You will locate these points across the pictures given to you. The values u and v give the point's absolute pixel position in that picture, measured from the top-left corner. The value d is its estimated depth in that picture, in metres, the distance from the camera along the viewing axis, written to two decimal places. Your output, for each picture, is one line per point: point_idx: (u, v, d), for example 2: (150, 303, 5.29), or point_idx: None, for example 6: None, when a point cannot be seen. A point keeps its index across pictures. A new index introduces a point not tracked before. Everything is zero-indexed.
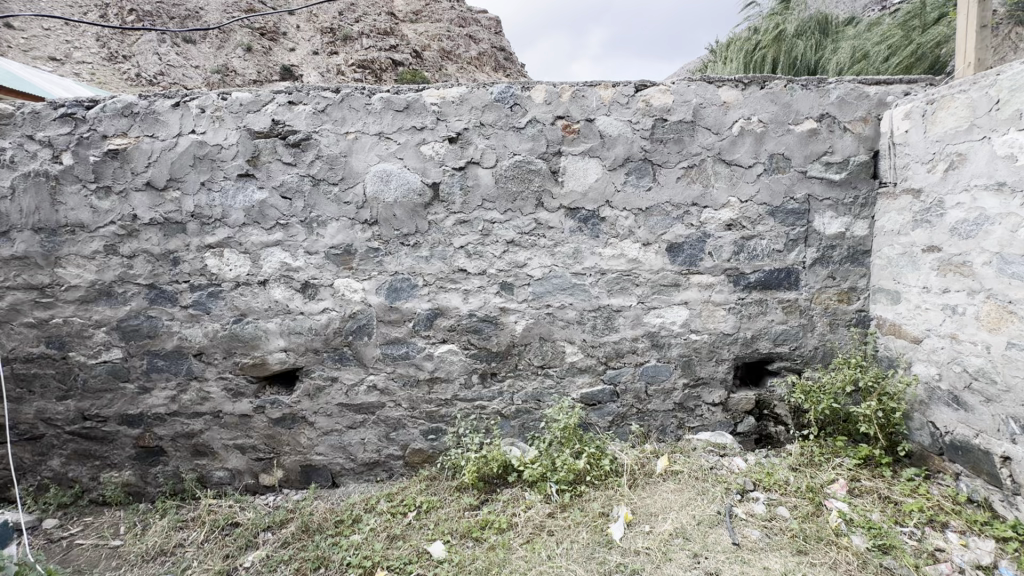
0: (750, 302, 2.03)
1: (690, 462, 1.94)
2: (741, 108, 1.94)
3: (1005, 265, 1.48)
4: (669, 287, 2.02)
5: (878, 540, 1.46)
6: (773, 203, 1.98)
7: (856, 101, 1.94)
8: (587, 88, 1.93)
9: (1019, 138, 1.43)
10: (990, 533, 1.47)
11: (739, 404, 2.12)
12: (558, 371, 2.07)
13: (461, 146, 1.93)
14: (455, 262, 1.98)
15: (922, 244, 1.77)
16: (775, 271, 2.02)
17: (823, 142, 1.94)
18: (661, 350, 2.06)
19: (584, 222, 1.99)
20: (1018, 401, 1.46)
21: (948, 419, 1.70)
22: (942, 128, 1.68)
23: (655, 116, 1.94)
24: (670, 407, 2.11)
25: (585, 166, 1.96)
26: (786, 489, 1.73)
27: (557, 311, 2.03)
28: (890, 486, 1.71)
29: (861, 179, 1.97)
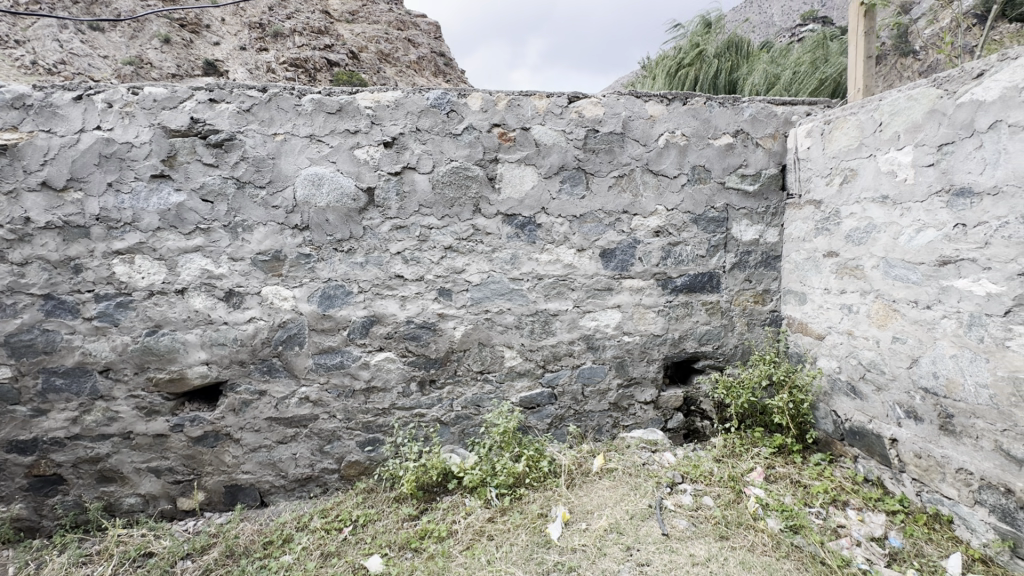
0: (677, 304, 2.15)
1: (624, 459, 2.02)
2: (666, 122, 2.06)
3: (889, 268, 1.67)
4: (602, 291, 2.10)
5: (789, 521, 1.59)
6: (696, 211, 2.11)
7: (765, 119, 2.12)
8: (522, 97, 1.97)
9: (898, 156, 1.62)
10: (882, 507, 1.65)
11: (669, 401, 2.23)
12: (497, 376, 2.09)
13: (397, 151, 1.91)
14: (392, 268, 1.95)
15: (823, 249, 1.96)
16: (699, 275, 2.15)
17: (738, 156, 2.10)
18: (597, 352, 2.14)
19: (520, 228, 2.02)
20: (902, 389, 1.64)
21: (847, 407, 1.88)
22: (837, 146, 1.87)
23: (587, 127, 2.02)
24: (606, 407, 2.19)
25: (521, 173, 2.00)
26: (710, 479, 1.84)
27: (495, 316, 2.05)
28: (800, 471, 1.87)
29: (771, 190, 2.16)
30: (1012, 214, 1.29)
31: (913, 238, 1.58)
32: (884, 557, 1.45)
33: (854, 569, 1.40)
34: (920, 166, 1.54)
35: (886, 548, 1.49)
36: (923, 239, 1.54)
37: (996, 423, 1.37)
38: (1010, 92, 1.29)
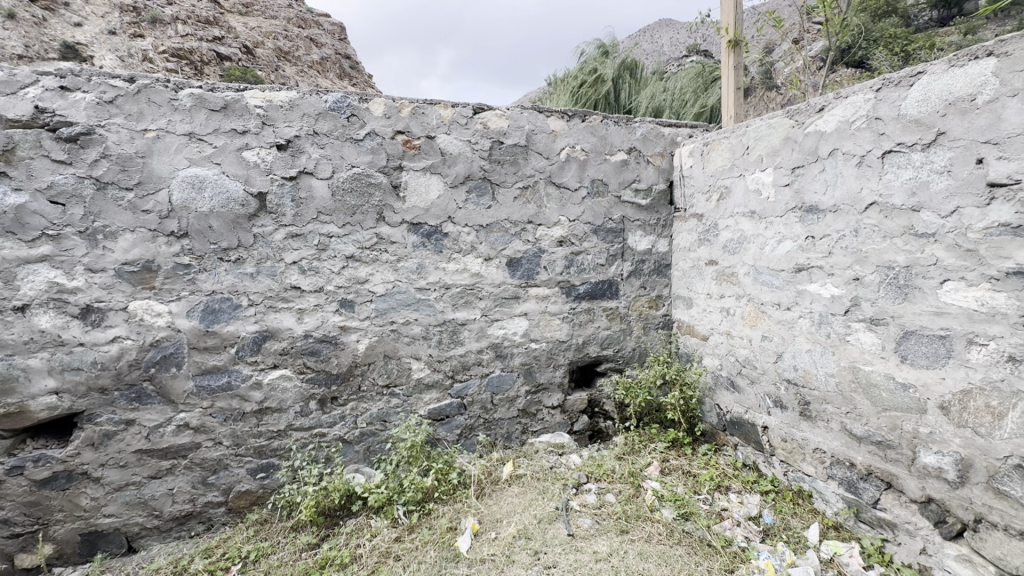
0: (580, 311, 2.25)
1: (532, 464, 2.06)
2: (567, 137, 2.15)
3: (757, 275, 1.89)
4: (509, 300, 2.14)
5: (681, 510, 1.72)
6: (596, 222, 2.23)
7: (654, 139, 2.30)
8: (426, 105, 1.96)
9: (762, 176, 1.84)
10: (757, 489, 1.84)
11: (575, 404, 2.32)
12: (405, 389, 2.03)
13: (292, 154, 1.79)
14: (287, 279, 1.81)
15: (705, 258, 2.16)
16: (599, 283, 2.27)
17: (632, 172, 2.26)
18: (505, 360, 2.16)
19: (427, 238, 1.99)
20: (771, 381, 1.85)
21: (728, 400, 2.08)
22: (714, 165, 2.08)
23: (492, 138, 2.05)
24: (515, 414, 2.22)
25: (427, 182, 1.98)
26: (612, 477, 1.94)
27: (401, 327, 1.99)
28: (690, 462, 2.03)
29: (661, 204, 2.35)
30: (847, 228, 1.52)
31: (775, 248, 1.79)
32: (759, 534, 1.62)
33: (735, 548, 1.54)
34: (779, 185, 1.76)
35: (760, 525, 1.66)
36: (783, 249, 1.76)
37: (842, 407, 1.59)
38: (844, 125, 1.52)
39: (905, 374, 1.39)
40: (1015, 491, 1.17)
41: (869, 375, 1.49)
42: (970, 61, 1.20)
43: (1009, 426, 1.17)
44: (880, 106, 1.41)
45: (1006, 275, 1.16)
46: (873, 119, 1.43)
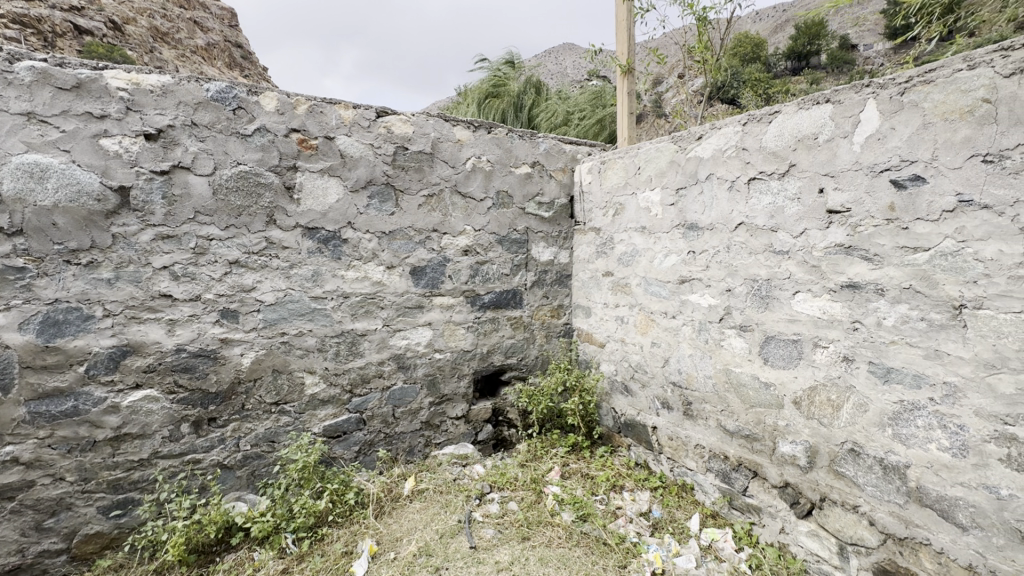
0: (485, 320, 2.26)
1: (435, 478, 2.02)
2: (473, 147, 2.17)
3: (647, 285, 2.03)
4: (413, 309, 2.08)
5: (580, 511, 1.79)
6: (500, 233, 2.26)
7: (556, 154, 2.40)
8: (325, 104, 1.85)
9: (651, 196, 1.99)
10: (647, 485, 1.97)
11: (479, 414, 2.31)
12: (296, 406, 1.89)
13: (163, 146, 1.59)
14: (155, 286, 1.60)
15: (603, 269, 2.29)
16: (504, 292, 2.30)
17: (535, 185, 2.34)
18: (408, 371, 2.10)
19: (324, 243, 1.88)
20: (659, 384, 2.00)
21: (622, 403, 2.21)
22: (610, 183, 2.22)
23: (396, 143, 2.00)
24: (418, 426, 2.16)
25: (324, 185, 1.87)
26: (515, 485, 1.96)
27: (293, 338, 1.85)
28: (589, 464, 2.13)
29: (562, 218, 2.45)
30: (721, 244, 1.70)
31: (662, 261, 1.95)
32: (649, 528, 1.73)
33: (627, 544, 1.63)
34: (666, 205, 1.93)
35: (650, 519, 1.77)
36: (669, 262, 1.92)
37: (717, 405, 1.76)
38: (718, 152, 1.70)
39: (767, 374, 1.58)
40: (849, 471, 1.38)
41: (739, 376, 1.67)
42: (814, 105, 1.40)
43: (844, 415, 1.38)
44: (746, 138, 1.60)
45: (841, 288, 1.37)
46: (741, 149, 1.62)
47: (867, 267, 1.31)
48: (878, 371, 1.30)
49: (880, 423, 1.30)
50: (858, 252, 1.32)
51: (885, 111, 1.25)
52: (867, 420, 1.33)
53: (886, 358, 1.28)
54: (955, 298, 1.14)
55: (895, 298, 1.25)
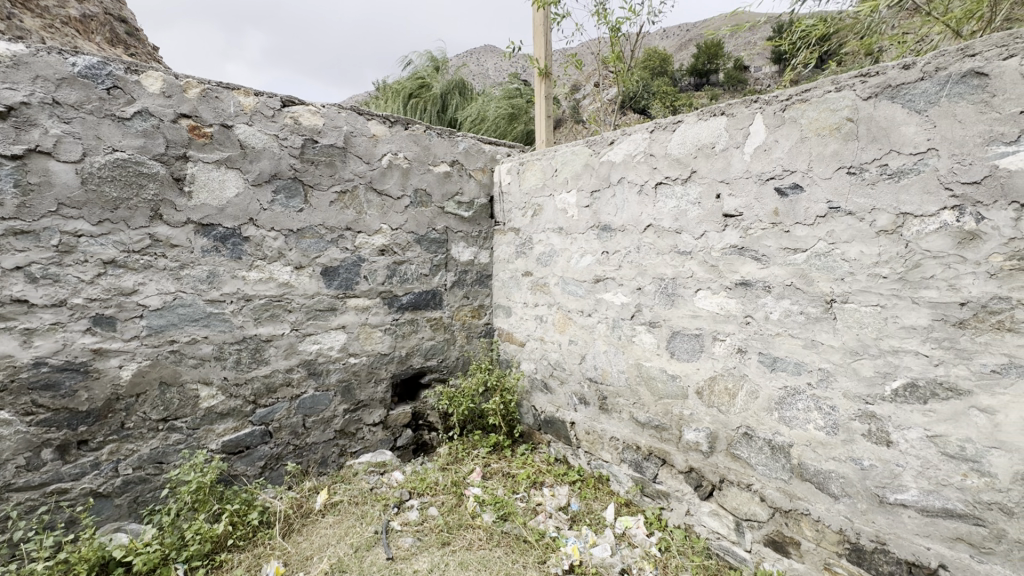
0: (403, 322, 2.19)
1: (350, 488, 1.92)
2: (389, 143, 2.09)
3: (565, 285, 2.09)
4: (325, 312, 1.97)
5: (500, 511, 1.79)
6: (419, 232, 2.21)
7: (476, 154, 2.39)
8: (221, 89, 1.69)
9: (568, 197, 2.05)
10: (566, 479, 2.02)
11: (398, 419, 2.23)
12: (189, 422, 1.70)
13: (16, 126, 1.36)
14: (5, 290, 1.36)
15: (522, 269, 2.32)
16: (423, 293, 2.25)
17: (454, 184, 2.31)
18: (319, 378, 1.98)
19: (220, 241, 1.71)
20: (576, 381, 2.06)
21: (542, 401, 2.25)
22: (528, 184, 2.25)
23: (304, 135, 1.87)
24: (331, 436, 2.04)
25: (220, 177, 1.71)
26: (435, 489, 1.92)
27: (185, 347, 1.67)
28: (510, 463, 2.14)
29: (482, 218, 2.44)
30: (632, 245, 1.79)
31: (579, 261, 2.01)
32: (567, 521, 1.77)
33: (547, 539, 1.65)
34: (581, 206, 1.99)
35: (569, 513, 1.82)
36: (585, 262, 1.98)
37: (630, 398, 1.85)
38: (629, 157, 1.78)
39: (674, 367, 1.68)
40: (744, 453, 1.51)
41: (649, 370, 1.76)
42: (712, 116, 1.52)
43: (739, 402, 1.50)
44: (653, 145, 1.70)
45: (736, 285, 1.49)
46: (649, 155, 1.71)
47: (757, 266, 1.43)
48: (767, 360, 1.43)
49: (768, 408, 1.43)
50: (749, 252, 1.45)
51: (770, 125, 1.38)
52: (757, 406, 1.46)
53: (772, 349, 1.41)
54: (827, 293, 1.29)
55: (780, 294, 1.39)
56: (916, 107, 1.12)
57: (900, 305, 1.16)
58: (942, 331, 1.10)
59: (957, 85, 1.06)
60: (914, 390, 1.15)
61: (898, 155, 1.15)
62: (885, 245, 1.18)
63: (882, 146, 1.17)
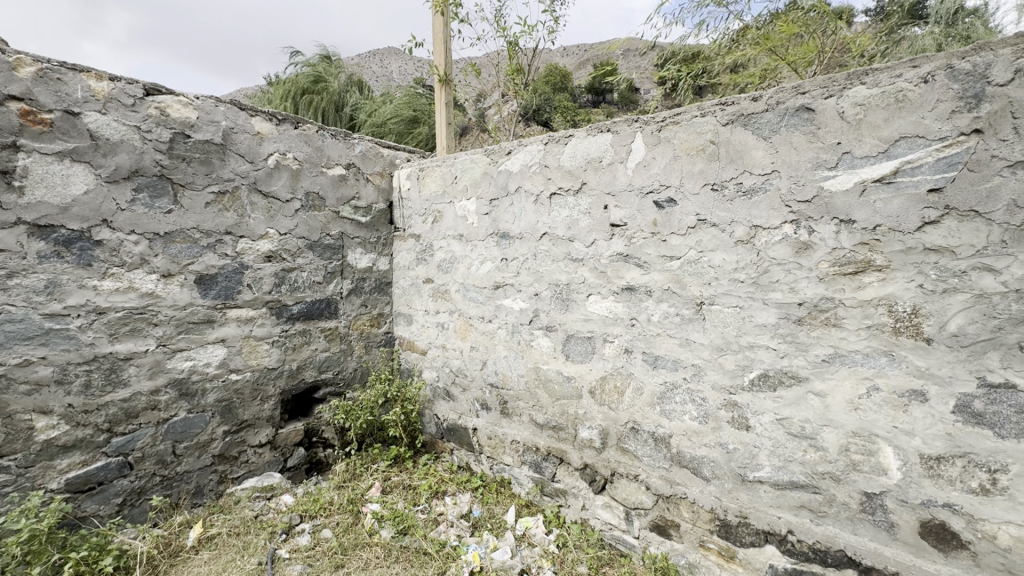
0: (294, 333, 2.05)
1: (230, 519, 1.75)
2: (275, 142, 1.95)
3: (466, 291, 2.09)
4: (200, 324, 1.78)
5: (400, 525, 1.74)
6: (311, 237, 2.08)
7: (373, 157, 2.31)
8: (65, 70, 1.47)
9: (468, 205, 2.06)
10: (468, 486, 2.01)
11: (288, 438, 2.07)
12: (21, 460, 1.44)
13: None
14: None
15: (423, 276, 2.29)
16: (316, 302, 2.12)
17: (350, 188, 2.22)
18: (193, 398, 1.78)
19: (64, 246, 1.48)
20: (478, 387, 2.07)
21: (445, 409, 2.24)
22: (429, 190, 2.23)
23: (173, 128, 1.68)
24: (208, 462, 1.84)
25: (64, 171, 1.47)
26: (329, 510, 1.82)
27: (15, 370, 1.41)
28: (411, 475, 2.09)
29: (381, 224, 2.37)
30: (529, 252, 1.85)
31: (479, 268, 2.03)
32: (469, 528, 1.77)
33: (447, 549, 1.64)
34: (480, 214, 2.01)
35: (470, 520, 1.81)
36: (485, 268, 2.01)
37: (529, 401, 1.90)
38: (525, 167, 1.84)
39: (569, 369, 1.76)
40: (631, 446, 1.62)
41: (546, 372, 1.83)
42: (599, 133, 1.62)
43: (626, 399, 1.61)
44: (547, 156, 1.77)
45: (622, 290, 1.60)
46: (543, 166, 1.78)
47: (639, 272, 1.55)
48: (649, 359, 1.55)
49: (651, 403, 1.55)
50: (633, 260, 1.57)
51: (648, 143, 1.51)
52: (642, 402, 1.58)
53: (654, 348, 1.54)
54: (697, 296, 1.43)
55: (659, 297, 1.52)
56: (763, 134, 1.29)
57: (754, 306, 1.33)
58: (786, 327, 1.28)
59: (792, 117, 1.24)
60: (766, 379, 1.32)
61: (750, 175, 1.32)
62: (742, 253, 1.34)
63: (737, 167, 1.34)
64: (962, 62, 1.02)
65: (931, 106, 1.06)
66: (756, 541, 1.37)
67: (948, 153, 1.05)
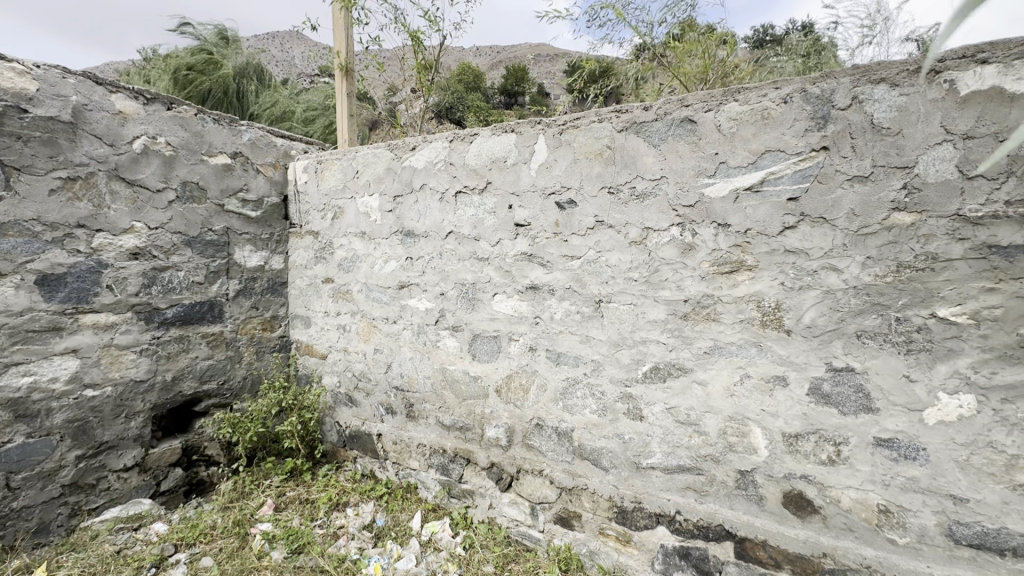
0: (167, 340, 1.82)
1: (84, 557, 1.51)
2: (142, 123, 1.72)
3: (368, 291, 2.00)
4: (43, 333, 1.52)
5: (294, 544, 1.62)
6: (189, 233, 1.87)
7: (264, 147, 2.13)
8: None
9: (370, 201, 1.97)
10: (372, 494, 1.93)
11: (161, 458, 1.84)
12: None
13: None
14: None
15: (322, 275, 2.15)
16: (195, 305, 1.90)
17: (237, 179, 2.02)
18: (34, 421, 1.52)
19: None
20: (382, 391, 1.99)
21: (347, 415, 2.12)
22: (328, 185, 2.10)
23: (4, 100, 1.42)
24: (56, 493, 1.58)
25: None
26: (211, 536, 1.65)
27: None
28: (309, 488, 1.95)
29: (274, 219, 2.18)
30: (434, 251, 1.81)
31: (382, 267, 1.95)
32: (371, 540, 1.70)
33: (347, 564, 1.56)
34: (384, 211, 1.93)
35: (373, 530, 1.74)
36: (389, 268, 1.93)
37: (436, 403, 1.86)
38: (430, 164, 1.80)
39: (475, 368, 1.75)
40: (536, 442, 1.65)
41: (452, 373, 1.81)
42: (504, 133, 1.63)
43: (531, 396, 1.64)
44: (452, 154, 1.74)
45: (526, 289, 1.62)
46: (449, 164, 1.75)
47: (543, 271, 1.59)
48: (553, 356, 1.59)
49: (555, 398, 1.59)
50: (537, 259, 1.59)
51: (550, 145, 1.55)
52: (546, 398, 1.61)
53: (556, 345, 1.58)
54: (596, 294, 1.49)
55: (561, 296, 1.56)
56: (653, 141, 1.37)
57: (647, 303, 1.41)
58: (674, 322, 1.38)
59: (678, 128, 1.34)
60: (658, 372, 1.41)
61: (642, 180, 1.40)
62: (636, 254, 1.42)
63: (631, 171, 1.41)
64: (814, 87, 1.16)
65: (790, 124, 1.20)
66: (649, 524, 1.46)
67: (803, 166, 1.19)
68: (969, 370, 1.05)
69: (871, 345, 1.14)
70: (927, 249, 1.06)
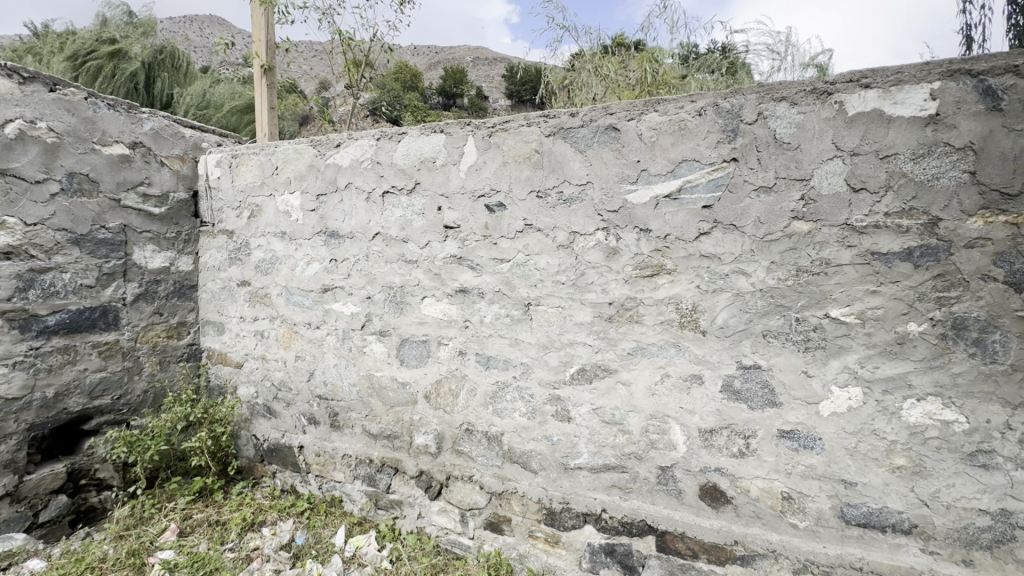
0: (49, 351, 1.62)
1: None
2: (17, 105, 1.51)
3: (288, 295, 1.89)
4: None
5: (200, 571, 1.49)
6: (77, 230, 1.67)
7: (170, 138, 1.95)
8: None
9: (290, 199, 1.86)
10: (292, 511, 1.81)
11: (41, 485, 1.62)
12: None
13: None
14: None
15: (237, 278, 2.00)
16: (84, 311, 1.70)
17: (136, 171, 1.83)
18: None
19: None
20: (304, 400, 1.88)
21: (265, 427, 1.98)
22: (243, 181, 1.96)
23: None
24: None
25: None
26: (100, 569, 1.48)
27: None
28: (220, 509, 1.81)
29: (181, 216, 2.00)
30: (360, 253, 1.74)
31: (304, 269, 1.85)
32: (290, 560, 1.59)
33: None
34: (306, 210, 1.83)
35: (292, 550, 1.64)
36: (312, 270, 1.83)
37: (362, 412, 1.78)
38: (355, 162, 1.72)
39: (403, 374, 1.70)
40: (466, 447, 1.62)
41: (380, 379, 1.74)
42: (432, 133, 1.60)
43: (461, 401, 1.61)
44: (379, 153, 1.68)
45: (455, 292, 1.59)
46: (375, 162, 1.69)
47: (472, 274, 1.57)
48: (482, 360, 1.57)
49: (484, 403, 1.58)
50: (466, 262, 1.58)
51: (479, 147, 1.53)
52: (476, 402, 1.59)
53: (486, 349, 1.57)
54: (525, 297, 1.50)
55: (491, 299, 1.55)
56: (579, 147, 1.40)
57: (574, 306, 1.44)
58: (600, 325, 1.41)
59: (603, 135, 1.37)
60: (584, 373, 1.44)
61: (569, 185, 1.42)
62: (563, 258, 1.44)
63: (558, 176, 1.43)
64: (725, 102, 1.23)
65: (703, 136, 1.26)
66: (576, 524, 1.48)
67: (715, 176, 1.25)
68: (857, 365, 1.15)
69: (775, 344, 1.23)
70: (821, 254, 1.16)
